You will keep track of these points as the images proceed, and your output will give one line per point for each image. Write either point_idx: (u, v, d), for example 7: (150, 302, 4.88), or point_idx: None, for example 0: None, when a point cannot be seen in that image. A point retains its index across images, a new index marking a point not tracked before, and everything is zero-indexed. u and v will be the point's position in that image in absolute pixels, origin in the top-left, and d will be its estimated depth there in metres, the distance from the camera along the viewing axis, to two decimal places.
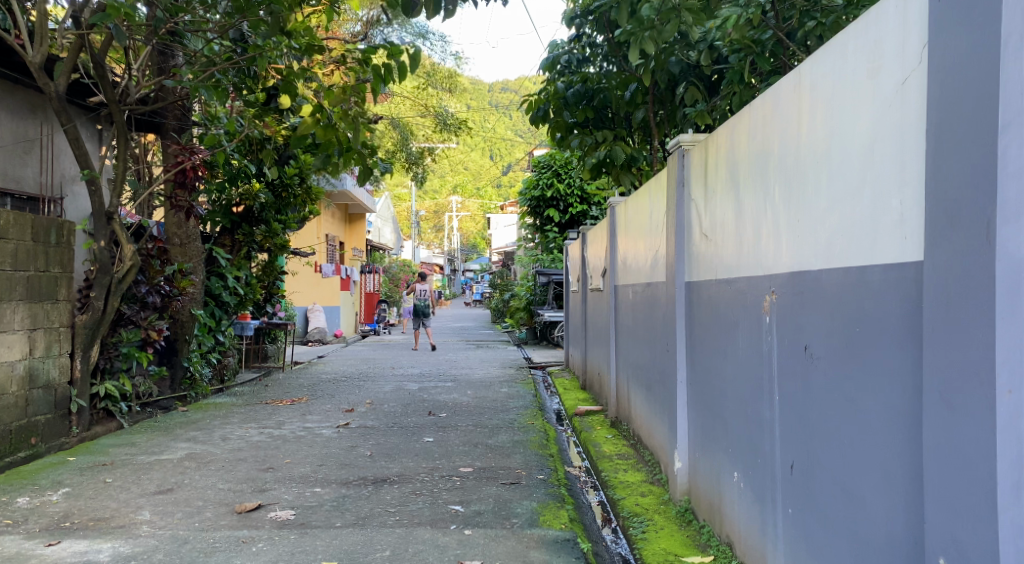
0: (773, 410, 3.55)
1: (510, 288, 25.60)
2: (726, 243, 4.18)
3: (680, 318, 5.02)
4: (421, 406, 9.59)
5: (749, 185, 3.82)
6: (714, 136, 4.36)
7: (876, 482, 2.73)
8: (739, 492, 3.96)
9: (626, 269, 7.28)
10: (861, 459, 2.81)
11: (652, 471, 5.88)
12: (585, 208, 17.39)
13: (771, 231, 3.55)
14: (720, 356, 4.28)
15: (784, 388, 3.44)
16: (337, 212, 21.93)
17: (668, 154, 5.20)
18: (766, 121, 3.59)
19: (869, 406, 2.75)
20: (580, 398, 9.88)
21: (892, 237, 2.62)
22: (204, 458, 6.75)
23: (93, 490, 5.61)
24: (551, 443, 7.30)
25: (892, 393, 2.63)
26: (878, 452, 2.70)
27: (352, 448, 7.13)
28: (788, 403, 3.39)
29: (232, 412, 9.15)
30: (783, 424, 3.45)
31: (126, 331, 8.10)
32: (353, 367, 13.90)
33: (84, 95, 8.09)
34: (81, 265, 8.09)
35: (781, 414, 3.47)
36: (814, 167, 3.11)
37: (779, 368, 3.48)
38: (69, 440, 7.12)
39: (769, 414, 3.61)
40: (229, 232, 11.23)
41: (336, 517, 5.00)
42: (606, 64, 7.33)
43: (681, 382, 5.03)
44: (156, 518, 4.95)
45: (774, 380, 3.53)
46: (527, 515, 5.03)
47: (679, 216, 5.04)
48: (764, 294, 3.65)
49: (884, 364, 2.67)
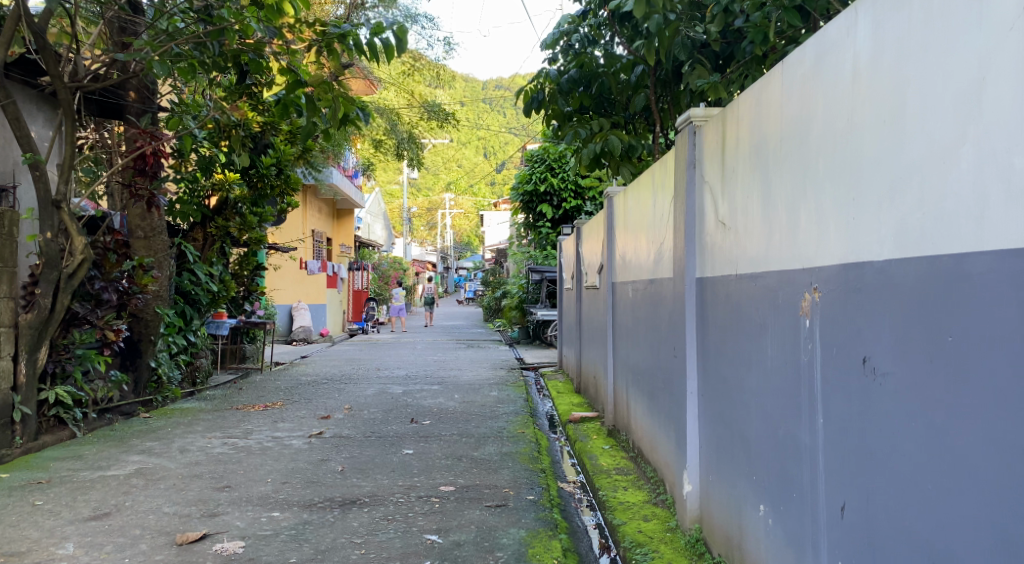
0: (814, 433, 2.89)
1: (502, 285, 24.87)
2: (749, 232, 3.50)
3: (690, 319, 4.34)
4: (403, 413, 8.88)
5: (780, 163, 3.16)
6: (732, 107, 3.69)
7: (987, 533, 2.14)
8: (766, 530, 3.27)
9: (626, 266, 6.59)
10: (962, 502, 2.21)
11: (655, 490, 5.14)
12: (580, 203, 16.70)
13: (813, 214, 2.89)
14: (740, 363, 3.61)
15: (829, 408, 2.79)
16: (324, 207, 21.19)
17: (677, 132, 4.50)
18: (805, 81, 2.94)
19: (980, 435, 2.15)
20: (575, 402, 9.19)
21: (1014, 208, 2.04)
22: (155, 475, 6.03)
23: (17, 515, 4.91)
24: (543, 456, 6.61)
25: (1014, 426, 2.05)
26: (998, 494, 2.10)
27: (322, 462, 6.43)
28: (838, 427, 2.74)
29: (198, 420, 8.42)
30: (828, 452, 2.79)
31: (80, 332, 7.30)
32: (337, 369, 13.15)
33: (33, 74, 7.40)
34: (28, 258, 7.30)
35: (826, 438, 2.81)
36: (876, 133, 2.51)
37: (825, 385, 2.82)
38: (10, 452, 6.39)
39: (809, 440, 2.93)
40: (201, 225, 10.55)
41: (291, 550, 4.30)
42: (613, 47, 6.64)
43: (690, 393, 4.32)
44: (80, 552, 4.28)
45: (818, 398, 2.86)
46: (514, 547, 4.34)
47: (688, 202, 4.34)
48: (803, 294, 2.99)
49: (1003, 379, 2.08)
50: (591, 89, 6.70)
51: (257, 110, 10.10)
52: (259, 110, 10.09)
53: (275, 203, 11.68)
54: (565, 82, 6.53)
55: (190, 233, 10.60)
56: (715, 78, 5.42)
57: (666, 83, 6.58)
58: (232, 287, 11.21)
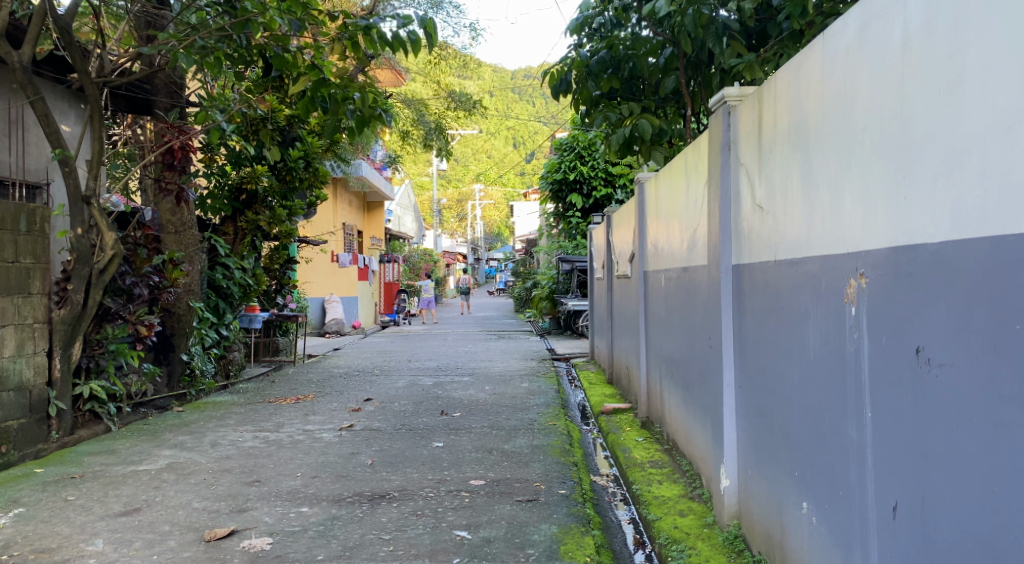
0: (862, 429, 2.76)
1: (533, 276, 24.75)
2: (788, 215, 3.36)
3: (726, 307, 4.20)
4: (434, 405, 8.82)
5: (821, 142, 3.02)
6: (769, 85, 3.54)
7: None
8: (810, 529, 3.14)
9: (658, 254, 6.46)
10: None
11: (691, 483, 4.99)
12: (611, 191, 16.50)
13: (859, 195, 2.75)
14: (779, 352, 3.47)
15: (878, 401, 2.66)
16: (354, 199, 21.16)
17: (710, 114, 4.36)
18: (848, 53, 2.80)
19: None
20: (608, 393, 9.05)
21: None
22: (186, 469, 6.00)
23: (49, 510, 4.90)
24: (575, 449, 6.49)
25: None
26: None
27: (352, 456, 6.37)
28: (888, 424, 2.60)
29: (229, 413, 8.41)
30: (878, 448, 2.66)
31: (113, 327, 7.25)
32: (368, 361, 13.11)
33: (61, 70, 7.36)
34: (59, 254, 7.29)
35: (875, 435, 2.68)
36: (929, 105, 2.37)
37: (873, 377, 2.69)
38: (46, 447, 6.38)
39: (857, 435, 2.80)
40: (232, 219, 10.49)
41: (319, 547, 4.23)
42: (640, 28, 6.53)
43: (727, 385, 4.18)
44: (109, 549, 4.25)
45: (866, 391, 2.73)
46: (545, 544, 4.24)
47: (723, 185, 4.19)
48: (847, 281, 2.85)
49: None
50: (621, 72, 6.56)
51: (284, 102, 10.07)
52: (287, 102, 10.05)
53: (304, 197, 11.63)
54: (595, 64, 6.37)
55: (221, 227, 10.55)
56: (749, 55, 5.28)
57: (696, 65, 6.43)
58: (263, 280, 11.19)
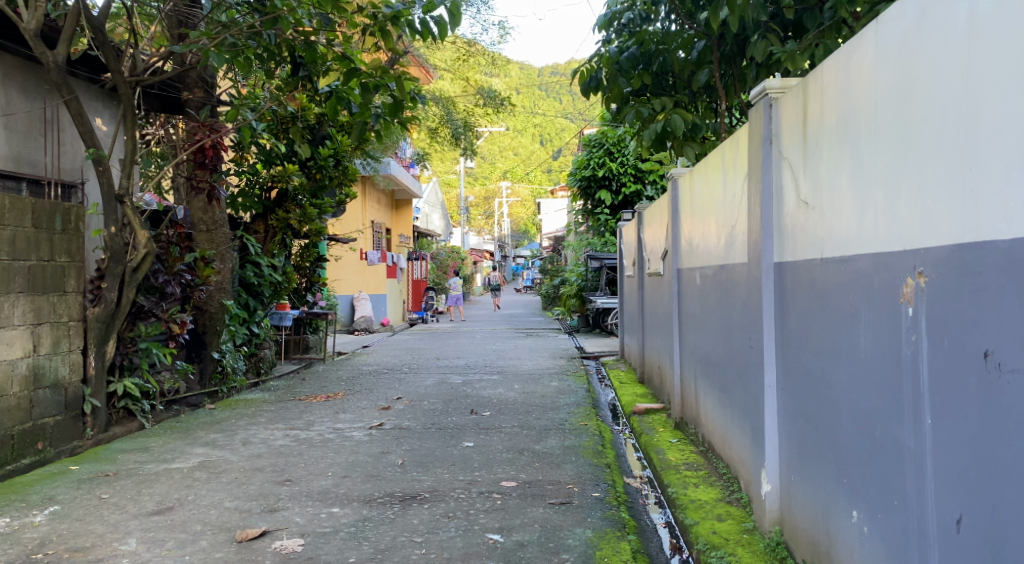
0: (921, 436, 2.71)
1: (561, 273, 24.67)
2: (836, 212, 3.30)
3: (767, 306, 4.12)
4: (463, 403, 8.79)
5: (874, 134, 2.98)
6: (814, 77, 3.47)
7: None
8: (861, 538, 3.08)
9: (692, 252, 6.39)
10: None
11: (728, 487, 4.92)
12: (640, 187, 16.37)
13: (919, 191, 2.71)
14: (826, 353, 3.41)
15: (940, 405, 2.62)
16: (382, 197, 21.21)
17: (750, 106, 4.27)
18: (906, 40, 2.77)
19: None
20: (639, 393, 8.97)
21: None
22: (218, 467, 6.02)
23: (84, 509, 4.92)
24: (607, 450, 6.43)
25: None
26: None
27: (382, 455, 6.36)
28: (952, 429, 2.56)
29: (261, 411, 8.43)
30: (941, 455, 2.61)
31: (147, 325, 7.28)
32: (397, 359, 13.11)
33: (95, 70, 7.40)
34: (93, 253, 7.34)
35: (936, 442, 2.63)
36: (1000, 97, 2.35)
37: (934, 379, 2.64)
38: (82, 444, 6.43)
39: (915, 442, 2.74)
40: (263, 217, 10.52)
41: (351, 549, 4.22)
42: (670, 23, 6.47)
43: (768, 387, 4.11)
44: (143, 548, 4.26)
45: (925, 394, 2.69)
46: (580, 549, 4.19)
47: (765, 180, 4.11)
48: (903, 280, 2.80)
49: None
50: (652, 67, 6.48)
51: (313, 100, 10.09)
52: (316, 100, 10.08)
53: (333, 195, 11.66)
54: (625, 60, 6.31)
55: (252, 225, 10.57)
56: (789, 46, 5.17)
57: (729, 59, 6.33)
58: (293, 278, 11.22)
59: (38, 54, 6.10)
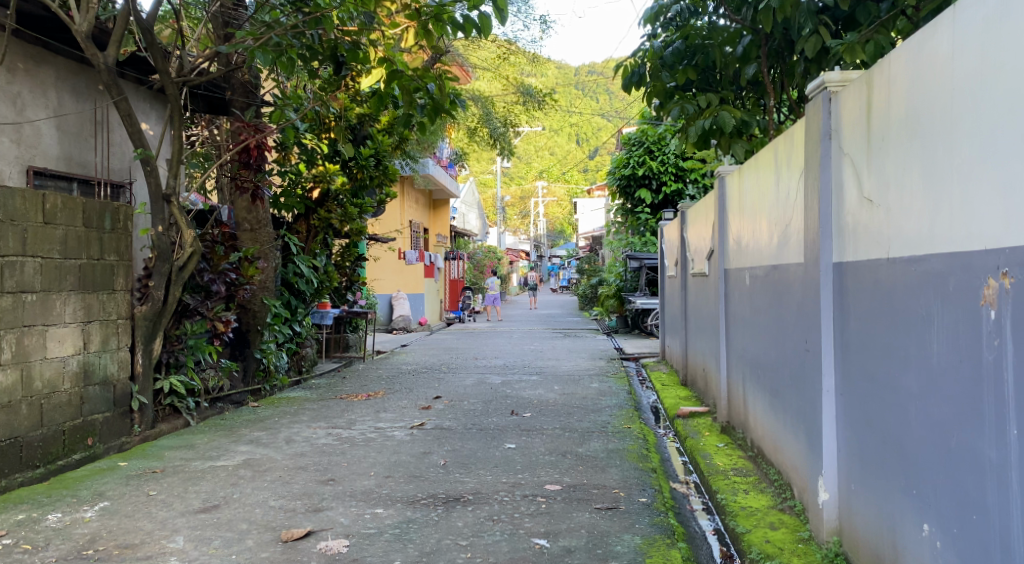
0: (1006, 448, 2.64)
1: (599, 273, 24.56)
2: (905, 211, 3.22)
3: (826, 308, 4.04)
4: (504, 404, 8.76)
5: (951, 130, 2.90)
6: (880, 71, 3.39)
7: None
8: (934, 552, 3.01)
9: (740, 250, 6.30)
10: None
11: (779, 494, 4.83)
12: (681, 186, 16.23)
13: (1005, 192, 2.64)
14: (893, 358, 3.33)
15: None
16: (421, 197, 21.28)
17: (807, 102, 4.20)
18: (990, 32, 2.70)
19: None
20: (681, 395, 8.88)
21: None
22: (262, 466, 6.06)
23: (133, 505, 4.97)
24: (652, 454, 6.36)
25: None
26: None
27: (424, 455, 6.35)
28: None
29: (303, 409, 8.48)
30: None
31: (192, 323, 7.36)
32: (436, 358, 13.12)
33: (143, 72, 7.49)
34: (141, 251, 7.43)
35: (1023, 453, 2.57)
36: None
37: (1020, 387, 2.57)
38: (130, 441, 6.50)
39: (999, 454, 2.67)
40: (305, 217, 10.59)
41: (396, 551, 4.21)
42: (718, 18, 6.37)
43: (827, 391, 4.02)
44: (190, 546, 4.29)
45: (1010, 403, 2.61)
46: (629, 556, 4.14)
47: (823, 178, 4.03)
48: (984, 284, 2.73)
49: None
50: (697, 62, 6.39)
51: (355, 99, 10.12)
52: (357, 99, 10.11)
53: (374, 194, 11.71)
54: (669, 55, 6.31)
55: (294, 224, 10.65)
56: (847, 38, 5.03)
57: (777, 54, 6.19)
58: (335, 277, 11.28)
59: (89, 56, 6.17)
